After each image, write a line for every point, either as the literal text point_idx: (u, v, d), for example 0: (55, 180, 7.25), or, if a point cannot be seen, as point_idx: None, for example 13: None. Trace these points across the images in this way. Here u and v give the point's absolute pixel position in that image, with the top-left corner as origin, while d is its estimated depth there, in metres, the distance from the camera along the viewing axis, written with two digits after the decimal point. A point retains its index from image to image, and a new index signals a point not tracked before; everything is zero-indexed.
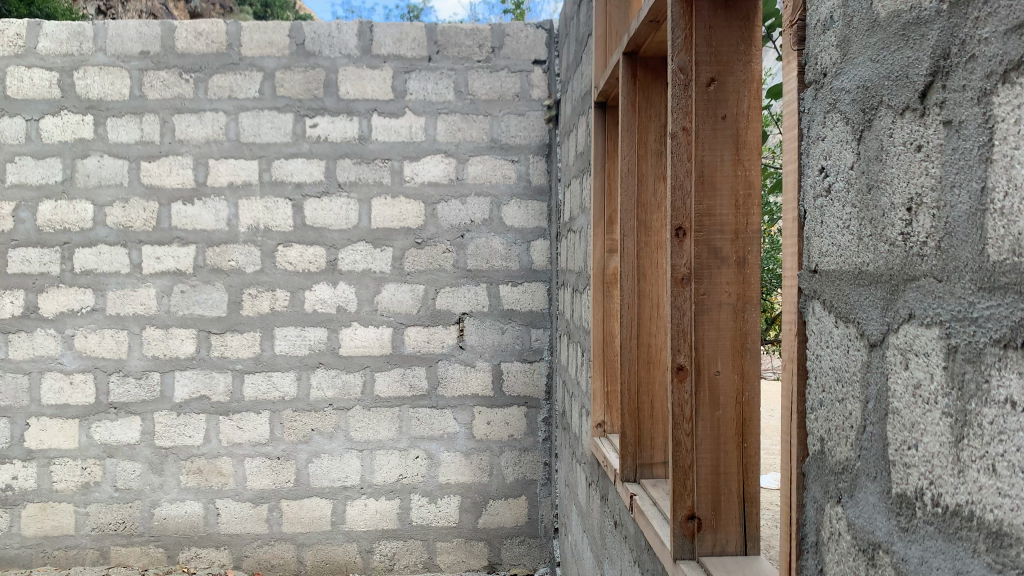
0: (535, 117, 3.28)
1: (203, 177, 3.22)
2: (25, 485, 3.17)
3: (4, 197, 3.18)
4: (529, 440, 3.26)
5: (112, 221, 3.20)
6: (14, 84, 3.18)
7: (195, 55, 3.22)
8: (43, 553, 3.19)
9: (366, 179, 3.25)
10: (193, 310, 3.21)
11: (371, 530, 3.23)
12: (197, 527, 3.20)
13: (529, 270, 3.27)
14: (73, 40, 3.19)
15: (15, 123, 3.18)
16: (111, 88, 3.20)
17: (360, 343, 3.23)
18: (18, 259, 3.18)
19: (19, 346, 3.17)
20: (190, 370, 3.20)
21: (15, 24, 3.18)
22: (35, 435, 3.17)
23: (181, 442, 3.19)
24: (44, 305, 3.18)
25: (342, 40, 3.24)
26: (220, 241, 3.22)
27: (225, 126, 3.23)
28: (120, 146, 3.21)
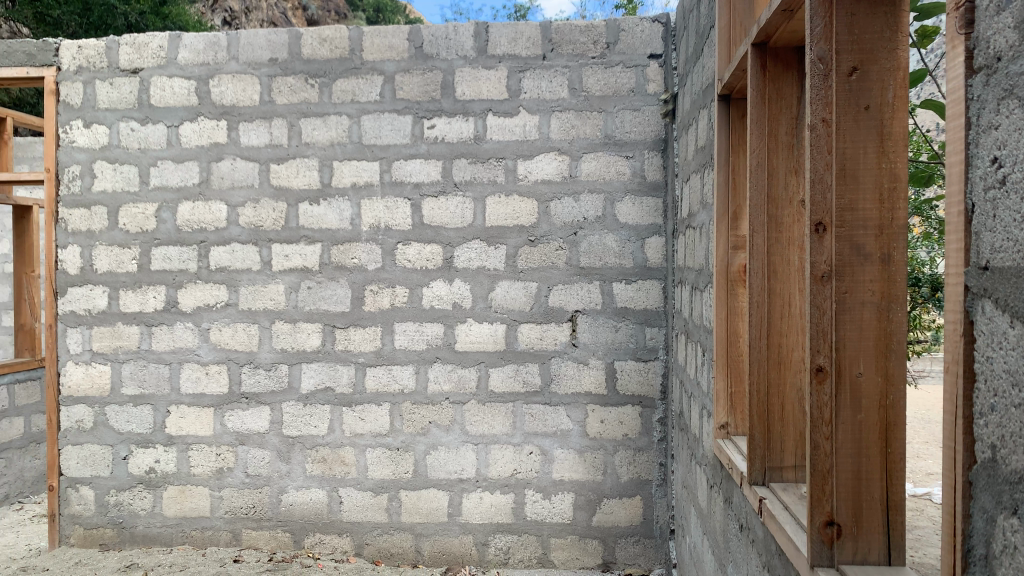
0: (651, 112, 3.24)
1: (327, 178, 3.35)
2: (166, 468, 3.39)
3: (148, 198, 3.41)
4: (645, 439, 3.23)
5: (245, 221, 3.37)
6: (157, 93, 3.40)
7: (319, 60, 3.35)
8: (182, 532, 3.39)
9: (481, 178, 3.29)
10: (317, 306, 3.34)
11: (487, 523, 3.27)
12: (321, 513, 3.34)
13: (643, 268, 3.24)
14: (208, 50, 3.38)
15: (157, 130, 3.41)
16: (243, 95, 3.37)
17: (475, 338, 3.28)
18: (160, 256, 3.40)
19: (161, 338, 3.39)
20: (316, 363, 3.34)
21: (158, 37, 3.40)
22: (175, 421, 3.38)
23: (307, 431, 3.33)
24: (183, 300, 3.39)
25: (458, 41, 3.30)
26: (343, 239, 3.34)
27: (348, 128, 3.34)
28: (251, 150, 3.37)
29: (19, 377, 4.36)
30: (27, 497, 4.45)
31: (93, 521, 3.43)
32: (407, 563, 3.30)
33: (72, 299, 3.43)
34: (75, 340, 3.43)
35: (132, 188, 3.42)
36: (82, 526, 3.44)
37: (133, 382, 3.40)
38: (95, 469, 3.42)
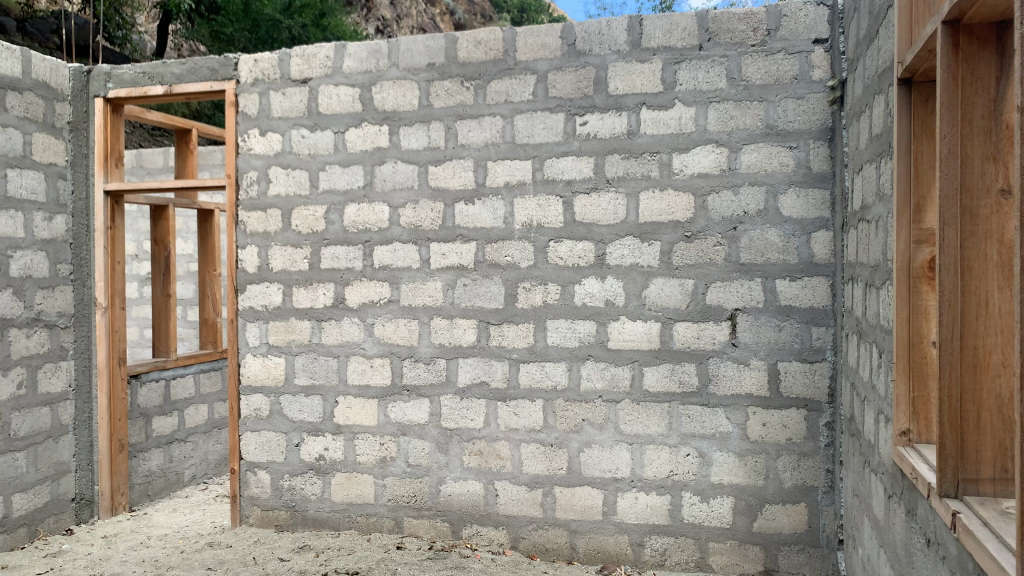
0: (816, 99, 3.09)
1: (482, 178, 3.41)
2: (334, 456, 3.58)
3: (317, 201, 3.61)
4: (810, 444, 3.08)
5: (405, 221, 3.50)
6: (324, 101, 3.59)
7: (475, 63, 3.42)
8: (348, 517, 3.57)
9: (634, 173, 3.25)
10: (474, 303, 3.42)
11: (642, 523, 3.23)
12: (478, 505, 3.41)
13: (809, 264, 3.09)
14: (371, 57, 3.53)
15: (325, 136, 3.60)
16: (404, 100, 3.50)
17: (629, 336, 3.24)
18: (329, 256, 3.59)
19: (330, 332, 3.58)
20: (472, 358, 3.42)
21: (325, 47, 3.59)
22: (342, 411, 3.57)
23: (464, 424, 3.42)
24: (349, 296, 3.56)
25: (612, 36, 3.27)
26: (497, 238, 3.39)
27: (502, 129, 3.40)
28: (411, 152, 3.50)
29: (203, 367, 4.73)
30: (211, 478, 4.84)
31: (269, 503, 3.68)
32: (562, 559, 3.32)
33: (251, 296, 3.69)
34: (254, 334, 3.68)
35: (303, 191, 3.63)
36: (260, 507, 3.69)
37: (305, 374, 3.61)
38: (270, 455, 3.66)
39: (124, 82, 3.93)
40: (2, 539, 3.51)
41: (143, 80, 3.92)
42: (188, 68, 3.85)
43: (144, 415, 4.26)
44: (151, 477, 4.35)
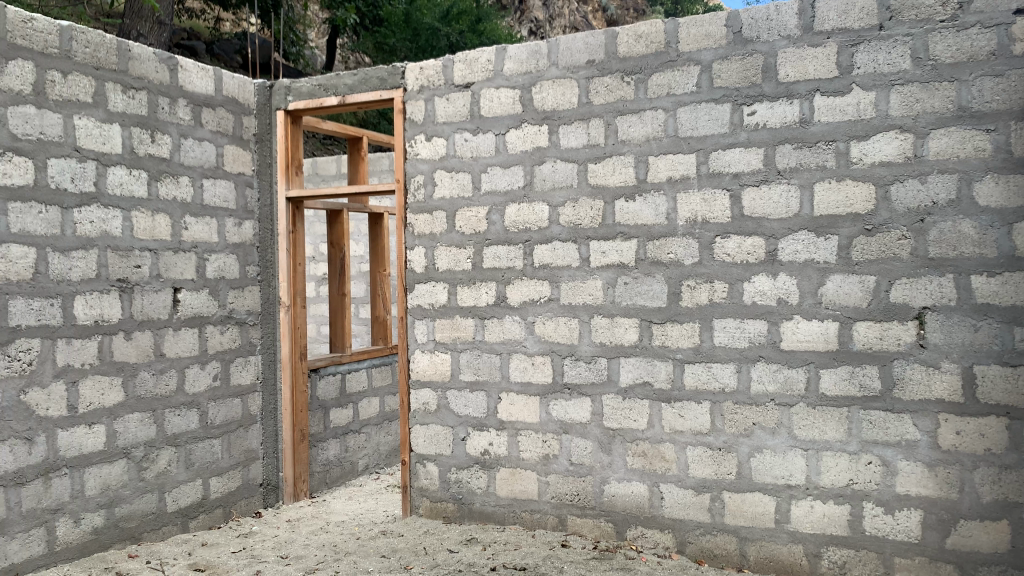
0: (1017, 76, 2.80)
1: (644, 174, 3.36)
2: (499, 452, 3.64)
3: (479, 202, 3.68)
4: (1013, 456, 2.80)
5: (565, 219, 3.50)
6: (486, 104, 3.66)
7: (636, 57, 3.37)
8: (513, 512, 3.62)
9: (808, 164, 3.08)
10: (636, 301, 3.37)
11: (819, 533, 3.07)
12: (643, 507, 3.36)
13: (1010, 257, 2.81)
14: (531, 58, 3.56)
15: (487, 138, 3.66)
16: (564, 98, 3.51)
17: (803, 337, 3.08)
18: (491, 256, 3.65)
19: (493, 330, 3.65)
20: (634, 357, 3.37)
21: (487, 51, 3.65)
22: (506, 408, 3.62)
23: (627, 425, 3.38)
24: (511, 295, 3.61)
25: (781, 21, 3.11)
26: (660, 235, 3.33)
27: (664, 122, 3.32)
28: (571, 151, 3.50)
29: (375, 362, 4.96)
30: (382, 468, 5.07)
31: (438, 495, 3.80)
32: (731, 566, 3.21)
33: (418, 295, 3.82)
34: (422, 331, 3.81)
35: (466, 193, 3.71)
36: (429, 499, 3.82)
37: (470, 370, 3.70)
38: (438, 448, 3.78)
39: (302, 94, 4.19)
40: (202, 518, 3.84)
41: (319, 91, 4.16)
42: (360, 78, 4.04)
43: (322, 407, 4.53)
44: (329, 466, 4.61)
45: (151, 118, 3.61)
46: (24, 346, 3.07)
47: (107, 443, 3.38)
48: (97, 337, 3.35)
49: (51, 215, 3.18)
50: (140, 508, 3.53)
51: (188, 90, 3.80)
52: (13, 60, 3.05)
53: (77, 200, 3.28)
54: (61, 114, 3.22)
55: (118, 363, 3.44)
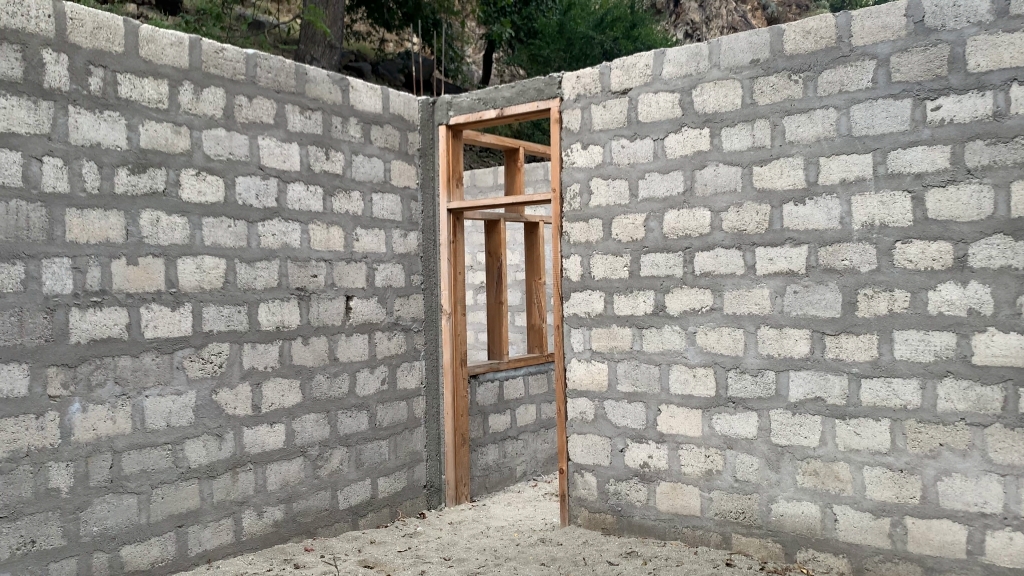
0: None
1: (814, 176, 3.18)
2: (659, 465, 3.56)
3: (638, 209, 3.63)
4: None
5: (729, 225, 3.38)
6: (644, 109, 3.61)
7: (803, 54, 3.21)
8: (674, 527, 3.53)
9: (1003, 161, 2.81)
10: (806, 311, 3.20)
11: (1019, 569, 2.78)
12: (815, 529, 3.18)
13: None
14: (691, 61, 3.48)
15: (646, 144, 3.60)
16: (726, 100, 3.39)
17: (1000, 350, 2.81)
18: (650, 264, 3.59)
19: (652, 340, 3.58)
20: (805, 370, 3.20)
21: (645, 56, 3.60)
22: (666, 420, 3.54)
23: (797, 441, 3.21)
24: (671, 304, 3.53)
25: (970, 7, 2.87)
26: (832, 240, 3.14)
27: (836, 121, 3.14)
28: (734, 154, 3.38)
29: (532, 370, 5.01)
30: (539, 475, 5.11)
31: (597, 505, 3.76)
32: None
33: (575, 303, 3.81)
34: (578, 340, 3.80)
35: (624, 201, 3.67)
36: (588, 509, 3.79)
37: (628, 380, 3.65)
38: (596, 458, 3.75)
39: (462, 109, 4.30)
40: (370, 516, 4.02)
41: (479, 105, 4.26)
42: (518, 90, 4.11)
43: (482, 413, 4.62)
44: (488, 471, 4.70)
45: (326, 136, 3.83)
46: (217, 349, 3.34)
47: (286, 441, 3.61)
48: (278, 342, 3.58)
49: (239, 229, 3.44)
50: (315, 504, 3.74)
51: (358, 108, 4.00)
52: (207, 87, 3.34)
53: (261, 215, 3.53)
54: (247, 135, 3.48)
55: (296, 367, 3.67)
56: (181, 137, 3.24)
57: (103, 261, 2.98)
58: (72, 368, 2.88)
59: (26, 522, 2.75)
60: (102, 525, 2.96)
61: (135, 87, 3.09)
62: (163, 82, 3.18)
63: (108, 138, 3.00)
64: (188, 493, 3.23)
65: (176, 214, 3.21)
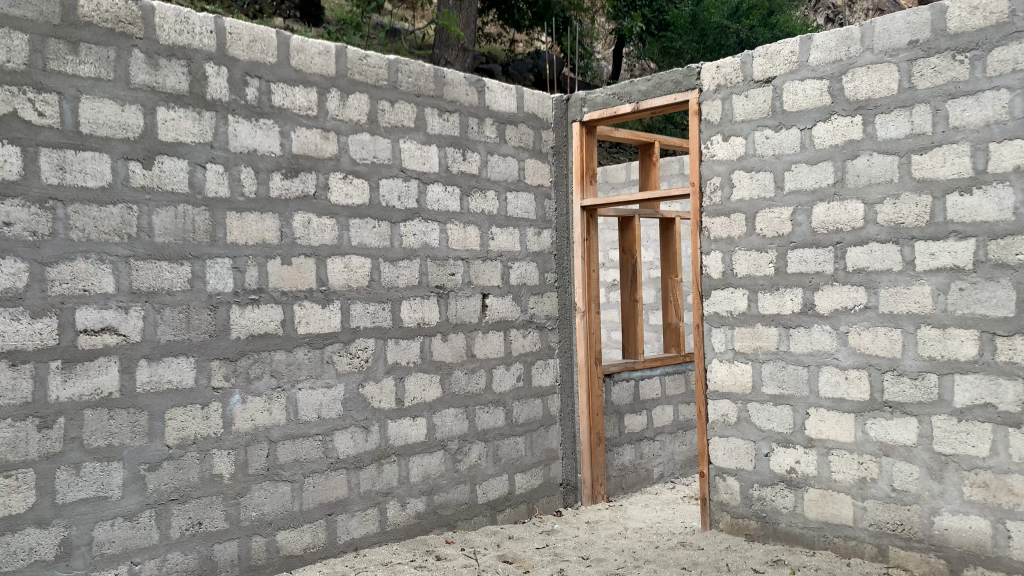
0: None
1: (982, 164, 2.94)
2: (807, 471, 3.40)
3: (783, 202, 3.47)
4: None
5: (884, 218, 3.18)
6: (790, 98, 3.45)
7: (969, 32, 2.97)
8: (825, 537, 3.35)
9: None
10: (974, 310, 2.96)
11: None
12: (984, 546, 2.93)
13: None
14: (842, 45, 3.29)
15: (791, 135, 3.44)
16: (881, 85, 3.19)
17: None
18: (797, 260, 3.43)
19: (799, 339, 3.42)
20: (972, 374, 2.96)
21: (790, 43, 3.44)
22: (814, 424, 3.37)
23: (963, 450, 2.97)
24: (820, 302, 3.36)
25: None
26: (1004, 232, 2.89)
27: (1009, 103, 2.89)
28: (889, 142, 3.17)
29: (668, 369, 4.90)
30: (677, 477, 5.00)
31: (740, 511, 3.63)
32: None
33: (716, 301, 3.69)
34: (720, 339, 3.68)
35: (768, 194, 3.52)
36: (730, 514, 3.66)
37: (773, 382, 3.50)
38: (739, 462, 3.61)
39: (597, 105, 4.27)
40: (508, 512, 4.06)
41: (614, 100, 4.22)
42: (655, 83, 4.03)
43: (618, 412, 4.56)
44: (625, 471, 4.63)
45: (464, 137, 3.90)
46: (362, 345, 3.47)
47: (427, 435, 3.70)
48: (419, 338, 3.68)
49: (382, 229, 3.55)
50: (455, 498, 3.82)
51: (494, 109, 4.05)
52: (353, 93, 3.47)
53: (403, 215, 3.64)
54: (390, 138, 3.59)
55: (436, 363, 3.75)
56: (329, 142, 3.38)
57: (260, 262, 3.15)
58: (233, 361, 3.07)
59: (194, 505, 2.95)
60: (260, 510, 3.13)
61: (288, 96, 3.25)
62: (312, 89, 3.33)
63: (264, 145, 3.18)
64: (337, 483, 3.37)
65: (325, 216, 3.36)
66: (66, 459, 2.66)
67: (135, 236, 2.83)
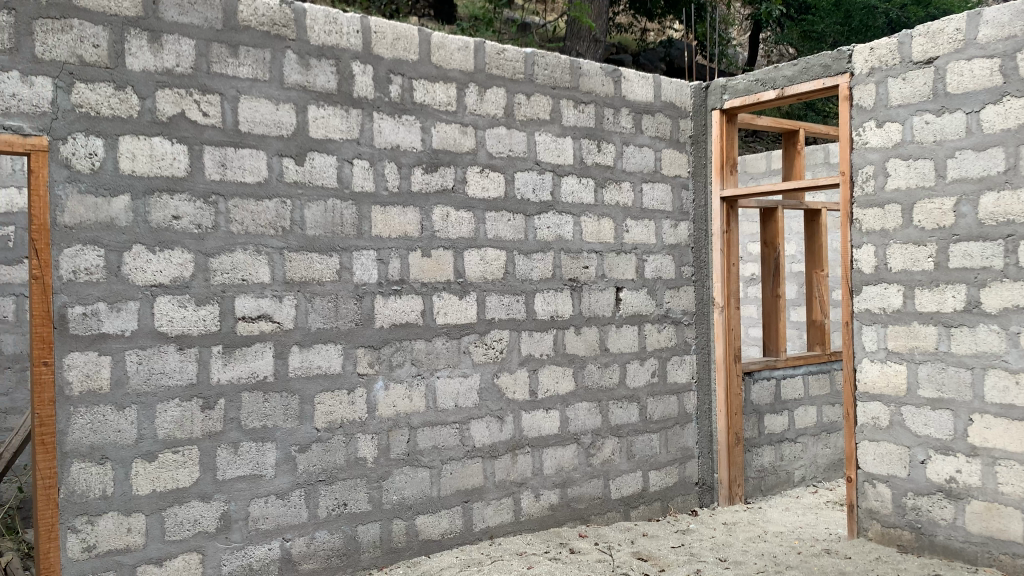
0: None
1: None
2: (969, 481, 3.16)
3: (945, 192, 3.23)
4: None
5: None
6: (954, 80, 3.20)
7: None
8: (989, 553, 3.11)
9: None
10: None
11: None
12: None
13: None
14: (1016, 20, 3.02)
15: (955, 119, 3.20)
16: None
17: None
18: (960, 253, 3.18)
19: (962, 340, 3.18)
20: None
21: (956, 19, 3.19)
22: (978, 431, 3.13)
23: None
24: (987, 300, 3.10)
25: None
26: None
27: None
28: None
29: (812, 369, 4.68)
30: (820, 482, 4.77)
31: (892, 520, 3.42)
32: None
33: (868, 297, 3.49)
34: (871, 338, 3.48)
35: (928, 183, 3.28)
36: (880, 523, 3.46)
37: (931, 385, 3.27)
38: (892, 468, 3.40)
39: (739, 92, 4.12)
40: (642, 508, 4.00)
41: (756, 86, 4.05)
42: (801, 68, 3.84)
43: (757, 412, 4.40)
44: (764, 473, 4.47)
45: (599, 128, 3.86)
46: (498, 336, 3.51)
47: (561, 428, 3.70)
48: (552, 331, 3.68)
49: (517, 222, 3.58)
50: (589, 492, 3.80)
51: (630, 99, 3.98)
52: (490, 87, 3.50)
53: (538, 208, 3.65)
54: (525, 132, 3.61)
55: (569, 355, 3.74)
56: (467, 136, 3.43)
57: (402, 254, 3.25)
58: (377, 349, 3.18)
59: (340, 487, 3.08)
60: (400, 494, 3.23)
61: (428, 92, 3.32)
62: (452, 85, 3.39)
63: (406, 140, 3.26)
64: (473, 471, 3.43)
65: (462, 210, 3.41)
66: (226, 438, 2.84)
67: (289, 230, 2.98)
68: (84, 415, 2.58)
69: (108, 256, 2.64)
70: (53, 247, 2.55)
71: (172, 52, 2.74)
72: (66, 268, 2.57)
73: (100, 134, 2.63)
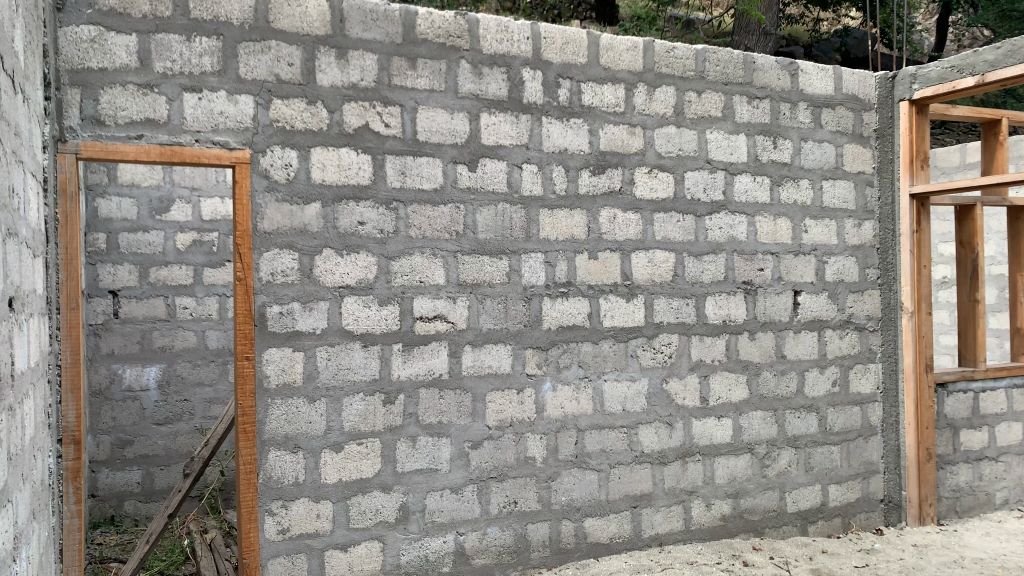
0: None
1: None
2: None
3: None
4: None
5: None
6: None
7: None
8: None
9: None
10: None
11: None
12: None
13: None
14: None
15: None
16: None
17: None
18: None
19: None
20: None
21: None
22: None
23: None
24: None
25: None
26: None
27: None
28: None
29: (1016, 381, 4.27)
30: None
31: None
32: None
33: None
34: None
35: None
36: None
37: None
38: None
39: (931, 81, 3.84)
40: (821, 524, 3.79)
41: (951, 74, 3.76)
42: (1006, 51, 3.53)
43: (952, 426, 4.06)
44: (960, 493, 4.11)
45: (775, 124, 3.70)
46: (666, 340, 3.45)
47: (733, 436, 3.58)
48: (724, 336, 3.57)
49: (687, 223, 3.50)
50: (763, 503, 3.65)
51: (809, 92, 3.79)
52: (659, 87, 3.45)
53: (709, 209, 3.55)
54: (696, 130, 3.52)
55: (743, 362, 3.62)
56: (635, 137, 3.40)
57: (569, 256, 3.27)
58: (545, 351, 3.22)
59: (511, 484, 3.14)
60: (569, 496, 3.25)
61: (597, 95, 3.32)
62: (621, 86, 3.37)
63: (574, 144, 3.28)
64: (642, 476, 3.39)
65: (630, 212, 3.39)
66: (405, 432, 2.97)
67: (462, 233, 3.07)
68: (280, 407, 2.79)
69: (301, 260, 2.83)
70: (254, 250, 2.77)
71: (357, 67, 2.91)
72: (265, 271, 2.78)
73: (295, 146, 2.83)
